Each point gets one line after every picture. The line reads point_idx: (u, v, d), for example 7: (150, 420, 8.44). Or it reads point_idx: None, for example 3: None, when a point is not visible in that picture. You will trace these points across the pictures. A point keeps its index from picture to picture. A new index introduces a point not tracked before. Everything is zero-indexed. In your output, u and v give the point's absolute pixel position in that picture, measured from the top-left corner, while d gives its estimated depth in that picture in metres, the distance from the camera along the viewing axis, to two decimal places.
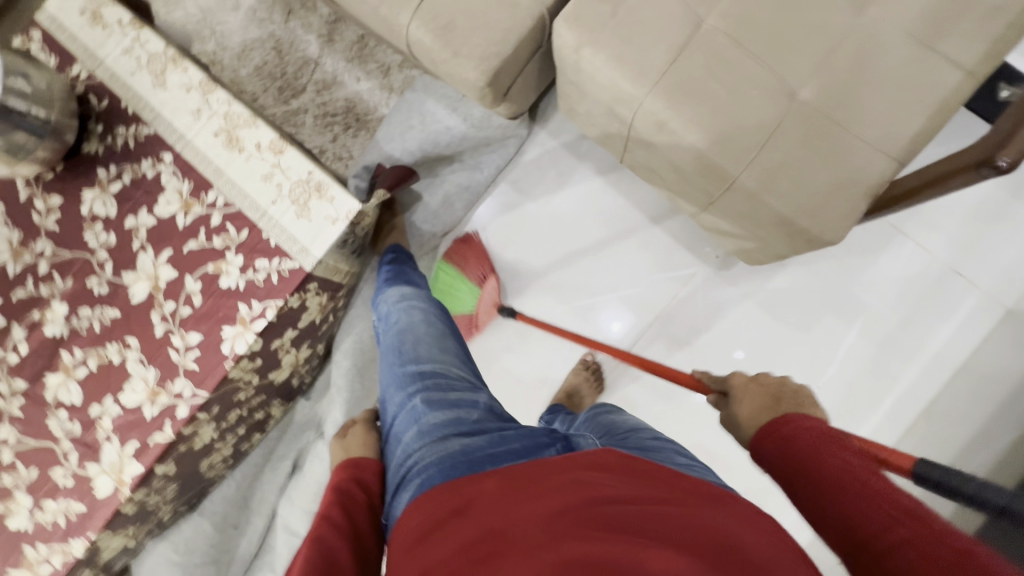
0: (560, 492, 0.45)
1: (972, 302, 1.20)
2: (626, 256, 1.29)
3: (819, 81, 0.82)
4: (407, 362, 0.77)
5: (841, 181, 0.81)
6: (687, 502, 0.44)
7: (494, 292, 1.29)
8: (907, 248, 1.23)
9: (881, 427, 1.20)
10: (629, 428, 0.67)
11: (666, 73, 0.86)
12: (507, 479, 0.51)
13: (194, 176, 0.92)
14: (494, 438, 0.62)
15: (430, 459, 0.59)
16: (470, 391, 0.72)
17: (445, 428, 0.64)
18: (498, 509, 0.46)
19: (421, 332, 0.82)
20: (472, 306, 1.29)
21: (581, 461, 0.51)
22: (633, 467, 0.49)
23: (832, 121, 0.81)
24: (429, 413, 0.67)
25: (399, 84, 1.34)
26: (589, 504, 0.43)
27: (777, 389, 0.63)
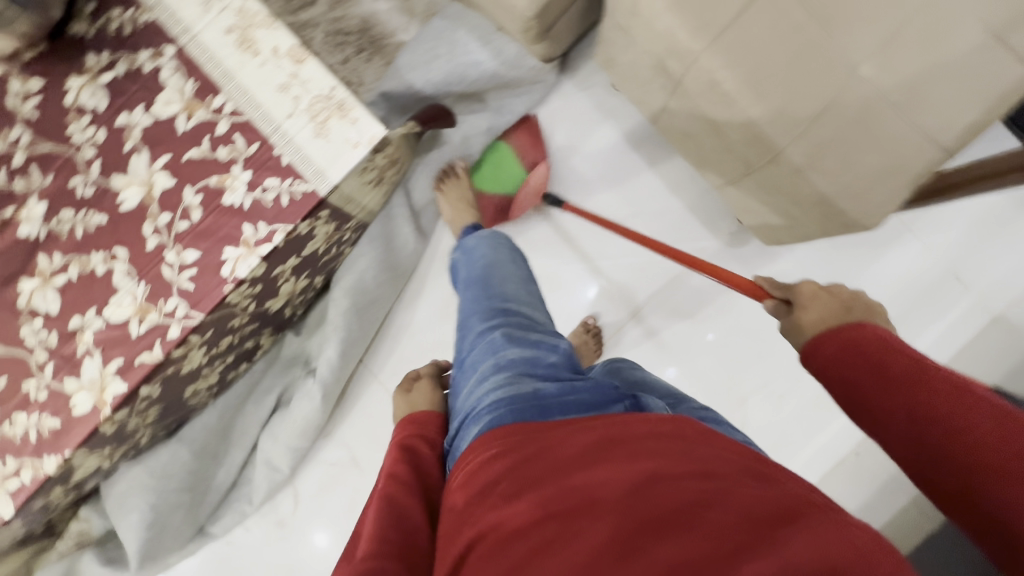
0: (649, 455, 0.44)
1: (966, 304, 1.23)
2: (641, 223, 1.25)
3: (883, 58, 0.75)
4: (493, 295, 0.74)
5: (888, 166, 0.79)
6: (778, 481, 0.43)
7: (542, 178, 1.22)
8: (915, 245, 1.24)
9: None
10: (669, 393, 0.68)
11: (729, 27, 0.81)
12: (591, 431, 0.49)
13: (199, 76, 0.83)
14: (567, 387, 0.60)
15: (504, 394, 0.58)
16: (551, 336, 0.69)
17: (523, 366, 0.62)
18: (585, 462, 0.45)
19: (508, 270, 0.79)
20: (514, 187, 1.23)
21: (661, 423, 0.49)
22: (725, 444, 0.48)
23: (888, 102, 0.76)
24: (511, 348, 0.65)
25: (421, 8, 1.25)
26: (686, 475, 0.42)
27: (848, 300, 0.59)
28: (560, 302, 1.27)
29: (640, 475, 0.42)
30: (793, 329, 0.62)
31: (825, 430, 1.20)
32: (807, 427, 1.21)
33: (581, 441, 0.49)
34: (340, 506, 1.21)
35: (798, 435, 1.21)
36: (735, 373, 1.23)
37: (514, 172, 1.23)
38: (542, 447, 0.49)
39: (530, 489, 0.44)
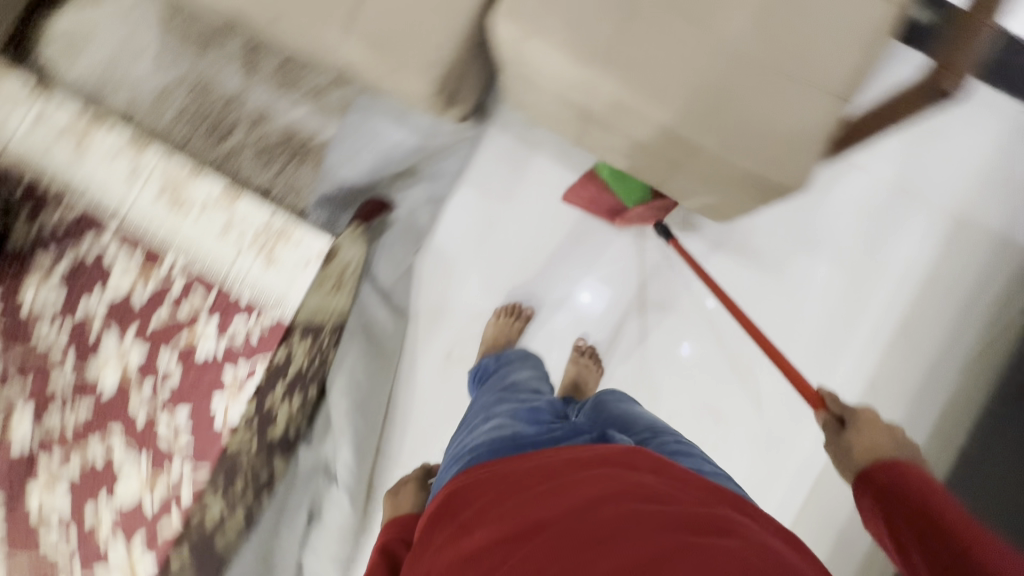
0: (586, 479, 0.55)
1: (925, 214, 1.28)
2: (601, 235, 1.30)
3: (758, 33, 0.82)
4: (503, 377, 0.88)
5: (794, 128, 0.83)
6: (695, 499, 0.53)
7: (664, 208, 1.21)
8: (857, 174, 1.29)
9: (865, 347, 1.28)
10: (647, 427, 0.72)
11: (614, 51, 0.84)
12: (544, 462, 0.60)
13: (143, 246, 0.87)
14: (542, 428, 0.70)
15: (489, 436, 0.70)
16: (543, 396, 0.80)
17: (507, 413, 0.74)
18: (534, 489, 0.56)
19: (524, 371, 0.90)
20: (632, 201, 1.20)
21: (611, 450, 0.59)
22: (661, 466, 0.58)
23: (775, 68, 0.83)
24: (504, 406, 0.77)
25: (337, 101, 1.21)
26: (612, 493, 0.53)
27: (892, 440, 0.77)
28: (547, 334, 1.32)
29: (575, 497, 0.53)
30: (842, 449, 0.83)
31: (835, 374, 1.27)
32: (816, 377, 1.28)
33: (534, 472, 0.59)
34: None
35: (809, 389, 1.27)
36: (733, 345, 1.27)
37: (641, 186, 1.19)
38: (502, 475, 0.60)
39: (492, 513, 0.55)
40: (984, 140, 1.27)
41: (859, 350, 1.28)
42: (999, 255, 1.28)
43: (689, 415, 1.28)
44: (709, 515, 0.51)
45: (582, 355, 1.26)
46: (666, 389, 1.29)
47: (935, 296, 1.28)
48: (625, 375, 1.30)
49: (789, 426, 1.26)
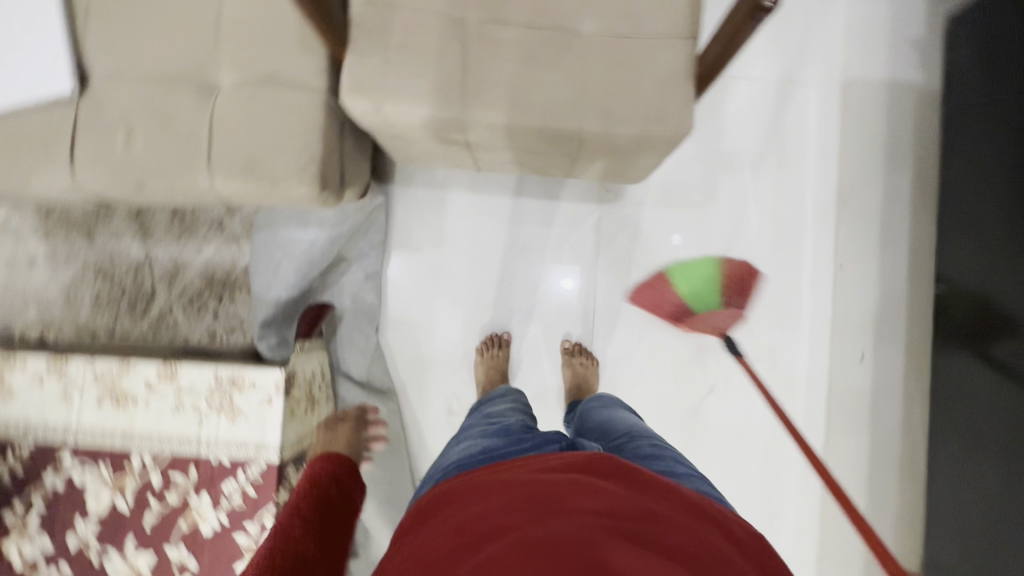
0: (549, 486, 0.57)
1: (817, 91, 1.33)
2: (545, 235, 1.33)
3: (591, 13, 0.86)
4: (483, 407, 0.94)
5: (662, 80, 0.85)
6: (652, 506, 0.57)
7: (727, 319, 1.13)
8: (741, 83, 1.33)
9: (818, 231, 1.33)
10: (622, 435, 0.84)
11: (469, 82, 0.85)
12: (511, 473, 0.62)
13: (106, 455, 0.96)
14: (511, 440, 0.75)
15: (460, 455, 0.75)
16: (520, 416, 0.87)
17: (480, 434, 0.80)
18: (500, 497, 0.57)
19: (505, 400, 0.96)
20: (700, 307, 1.13)
21: (582, 464, 0.62)
22: (624, 472, 0.62)
23: (619, 37, 0.86)
24: (477, 430, 0.83)
25: (239, 229, 1.30)
26: (572, 498, 0.55)
27: None
28: (534, 349, 1.33)
29: (538, 504, 0.55)
30: None
31: (805, 269, 1.32)
32: (790, 276, 1.32)
33: (500, 482, 0.61)
34: None
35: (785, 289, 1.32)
36: None
37: (704, 289, 1.12)
38: (471, 486, 0.62)
39: (458, 521, 0.56)
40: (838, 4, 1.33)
41: (819, 234, 1.33)
42: (896, 99, 1.33)
43: (688, 363, 1.33)
44: (663, 522, 0.55)
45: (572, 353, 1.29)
46: (658, 349, 1.34)
47: (857, 160, 1.33)
48: (618, 355, 1.34)
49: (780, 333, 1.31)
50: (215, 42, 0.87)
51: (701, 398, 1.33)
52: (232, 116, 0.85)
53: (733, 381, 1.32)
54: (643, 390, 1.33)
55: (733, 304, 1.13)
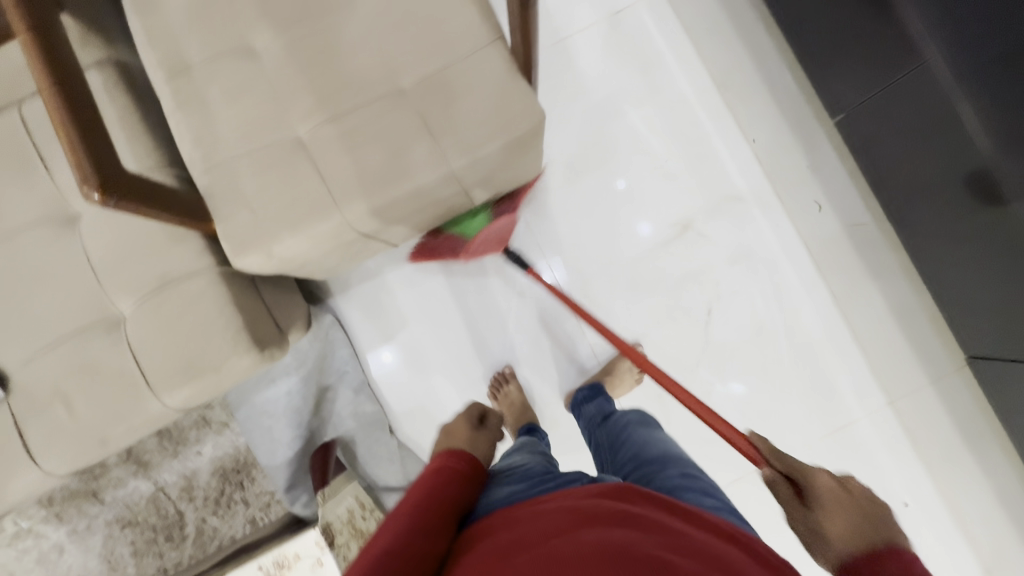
0: (579, 510, 0.62)
1: (644, 10, 1.39)
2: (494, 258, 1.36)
3: (403, 66, 0.88)
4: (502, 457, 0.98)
5: (494, 89, 0.86)
6: (671, 523, 0.60)
7: (505, 227, 1.24)
8: (578, 38, 1.39)
9: (717, 122, 1.36)
10: (658, 463, 0.84)
11: (334, 187, 0.87)
12: (549, 503, 0.66)
13: None
14: (536, 483, 0.80)
15: (483, 501, 0.78)
16: (538, 460, 0.91)
17: (503, 479, 0.84)
18: (537, 524, 0.62)
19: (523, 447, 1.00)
20: (476, 234, 1.22)
21: (617, 494, 0.66)
22: (644, 496, 0.66)
23: (437, 72, 0.88)
24: (499, 473, 0.87)
25: (223, 414, 1.30)
26: (600, 517, 0.59)
27: None
28: (538, 366, 1.35)
29: (572, 522, 0.59)
30: None
31: (726, 160, 1.36)
32: (715, 173, 1.36)
33: (534, 513, 0.65)
34: None
35: (719, 187, 1.35)
36: (647, 218, 1.36)
37: (479, 211, 1.21)
38: (510, 519, 0.65)
39: (497, 545, 0.60)
40: None
41: (719, 122, 1.37)
42: None
43: (677, 298, 1.35)
44: (684, 534, 0.58)
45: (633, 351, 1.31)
46: (644, 302, 1.35)
47: (711, 44, 1.37)
48: (613, 327, 1.35)
49: (736, 227, 1.34)
50: (98, 281, 0.87)
51: (706, 322, 1.34)
52: (149, 336, 0.86)
53: (724, 291, 1.34)
54: (652, 344, 1.34)
55: (503, 212, 1.20)
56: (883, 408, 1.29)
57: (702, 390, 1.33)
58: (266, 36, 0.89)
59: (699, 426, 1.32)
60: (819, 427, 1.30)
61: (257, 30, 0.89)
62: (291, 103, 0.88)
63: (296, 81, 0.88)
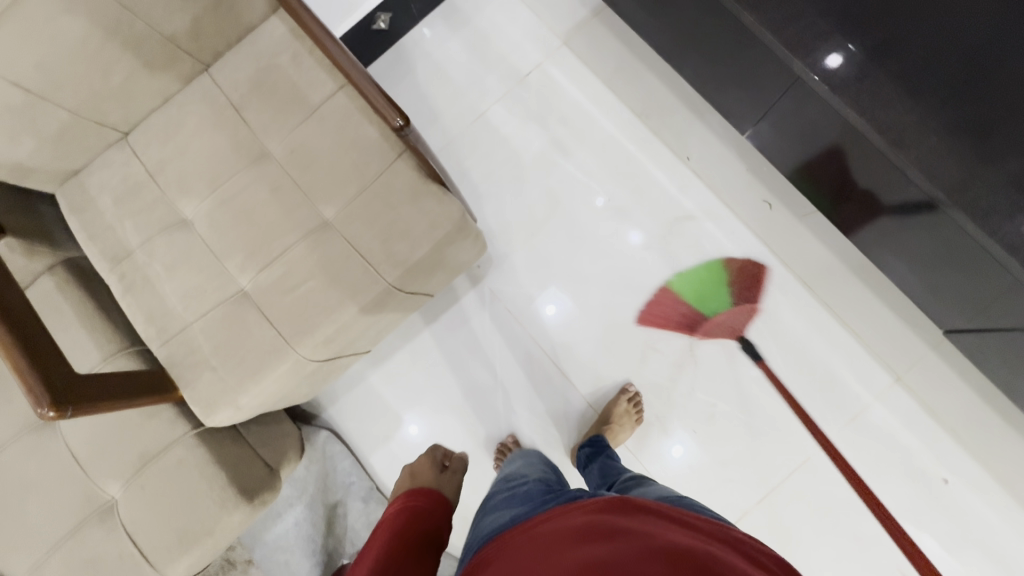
0: (566, 529, 0.61)
1: (552, 66, 1.45)
2: (471, 331, 1.39)
3: (320, 199, 0.93)
4: (505, 474, 0.97)
5: (410, 199, 0.90)
6: (660, 530, 0.58)
7: (744, 318, 1.32)
8: (498, 108, 1.46)
9: (648, 150, 1.39)
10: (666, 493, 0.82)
11: (282, 328, 0.90)
12: (547, 521, 0.65)
13: None
14: (536, 502, 0.79)
15: (490, 525, 0.79)
16: (534, 477, 0.91)
17: (505, 502, 0.84)
18: (526, 547, 0.62)
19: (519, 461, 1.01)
20: (713, 312, 1.32)
21: (616, 506, 0.64)
22: (641, 506, 0.63)
23: (353, 196, 0.92)
24: (504, 494, 0.88)
25: (243, 554, 1.31)
26: (586, 535, 0.59)
27: None
28: (536, 428, 1.35)
29: (556, 544, 0.59)
30: None
31: (667, 183, 1.38)
32: (660, 198, 1.38)
33: (526, 534, 0.65)
34: None
35: (667, 211, 1.37)
36: (606, 257, 1.38)
37: (717, 296, 1.33)
38: (511, 542, 0.65)
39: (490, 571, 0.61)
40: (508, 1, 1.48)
41: (650, 149, 1.40)
42: (609, 17, 1.43)
43: (654, 329, 1.34)
44: (668, 539, 0.56)
45: (626, 388, 1.31)
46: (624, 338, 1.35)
47: (622, 79, 1.42)
48: (602, 371, 1.35)
49: (694, 245, 1.35)
50: (84, 473, 0.91)
51: (690, 345, 1.33)
52: (140, 514, 0.88)
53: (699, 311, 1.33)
54: (643, 379, 1.34)
55: (744, 301, 1.32)
56: (891, 388, 1.26)
57: (705, 412, 1.31)
58: (193, 203, 0.95)
59: (710, 448, 1.30)
60: (831, 421, 1.27)
61: (184, 200, 0.95)
62: (227, 260, 0.93)
63: (228, 237, 0.93)
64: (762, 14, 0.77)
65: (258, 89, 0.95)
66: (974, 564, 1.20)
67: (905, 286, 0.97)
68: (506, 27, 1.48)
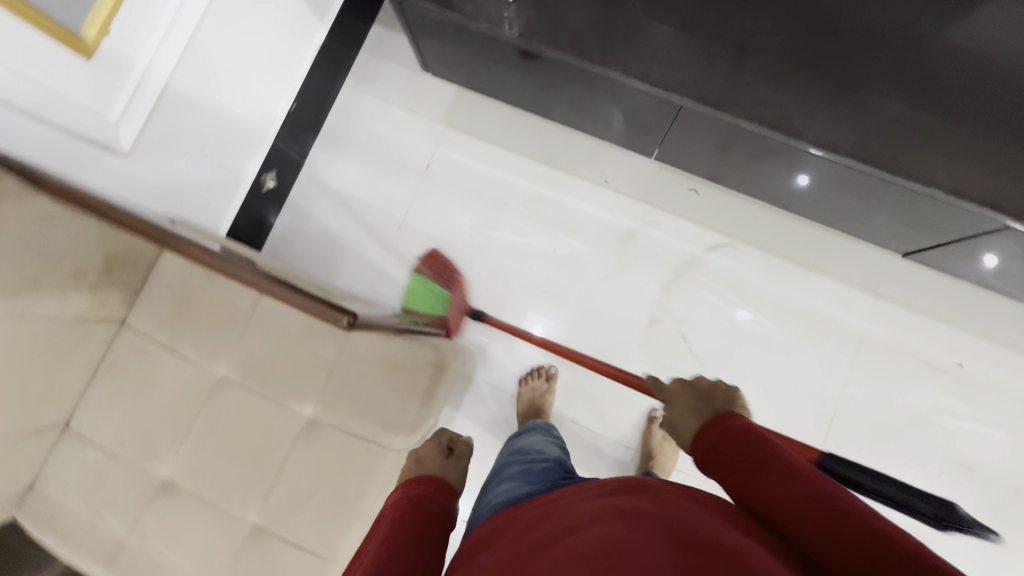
0: (578, 510, 0.58)
1: (447, 151, 1.47)
2: (486, 427, 1.36)
3: (293, 402, 0.89)
4: (519, 445, 0.93)
5: (382, 364, 0.89)
6: (681, 513, 0.54)
7: (461, 296, 1.35)
8: (415, 211, 1.47)
9: (569, 188, 1.42)
10: None
11: (313, 549, 0.85)
12: (563, 501, 0.63)
13: None
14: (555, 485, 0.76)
15: (500, 498, 0.77)
16: (553, 460, 0.86)
17: (520, 478, 0.81)
18: (533, 531, 0.59)
19: (533, 437, 0.96)
20: (436, 307, 1.33)
21: (640, 488, 0.60)
22: (664, 489, 0.60)
23: (323, 384, 0.89)
24: (510, 468, 0.85)
25: None
26: (604, 515, 0.55)
27: None
28: None
29: (569, 523, 0.56)
30: None
31: (599, 211, 1.41)
32: (598, 228, 1.41)
33: (538, 511, 0.64)
34: None
35: (610, 237, 1.40)
36: (575, 302, 1.40)
37: (433, 292, 1.33)
38: (524, 517, 0.64)
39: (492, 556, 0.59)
40: (379, 108, 1.49)
41: (570, 186, 1.42)
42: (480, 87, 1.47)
43: (650, 348, 1.36)
44: (690, 521, 0.52)
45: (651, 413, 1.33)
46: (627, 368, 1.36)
47: (515, 135, 1.45)
48: (622, 408, 1.35)
49: (649, 257, 1.39)
50: None
51: (689, 347, 1.35)
52: None
53: (682, 312, 1.36)
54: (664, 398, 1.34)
55: (450, 280, 1.35)
56: (877, 304, 1.31)
57: None
58: (167, 462, 0.88)
59: None
60: (842, 358, 1.31)
61: (155, 463, 0.88)
62: (226, 505, 0.86)
63: (216, 480, 0.87)
64: (624, 68, 0.82)
65: (186, 320, 0.91)
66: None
67: (849, 226, 1.03)
68: (389, 133, 1.48)
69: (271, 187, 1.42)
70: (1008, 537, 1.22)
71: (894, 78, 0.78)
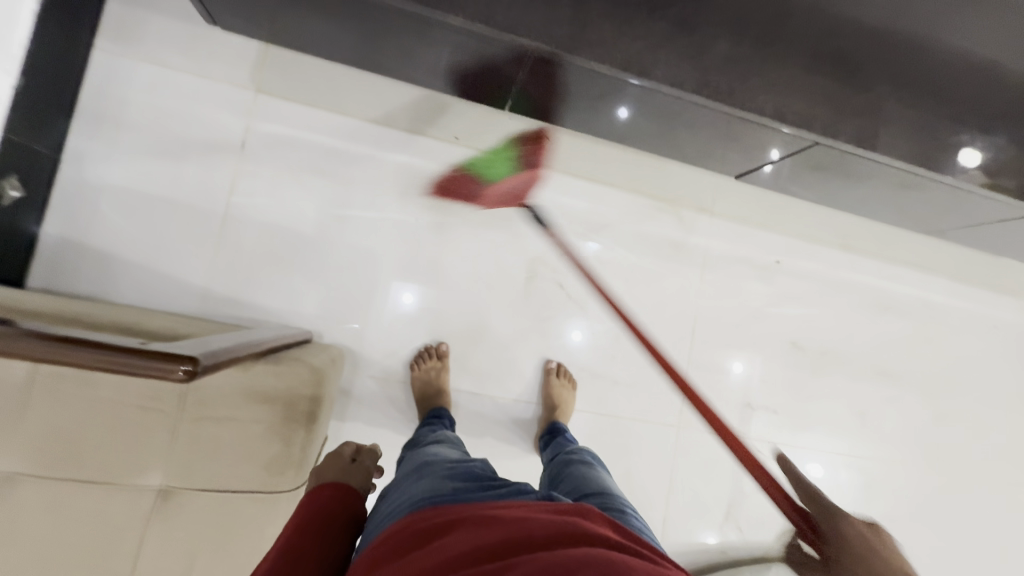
0: (534, 524, 0.57)
1: (264, 122, 1.22)
2: (380, 421, 1.26)
3: (133, 478, 0.70)
4: (439, 451, 0.87)
5: (247, 398, 0.76)
6: (631, 549, 0.57)
7: (514, 188, 1.24)
8: (239, 200, 1.22)
9: (418, 151, 1.30)
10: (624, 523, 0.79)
11: None
12: (517, 511, 0.61)
13: None
14: (483, 485, 0.73)
15: (420, 492, 0.72)
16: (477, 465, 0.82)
17: (446, 474, 0.76)
18: (481, 533, 0.56)
19: (449, 449, 0.90)
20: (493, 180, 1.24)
21: (589, 517, 0.62)
22: (607, 520, 0.63)
23: (171, 442, 0.72)
24: (425, 471, 0.79)
25: None
26: (575, 535, 0.55)
27: None
28: (498, 455, 1.33)
29: (537, 536, 0.55)
30: None
31: (455, 172, 1.32)
32: (457, 189, 1.33)
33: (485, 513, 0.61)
34: (745, 500, 1.45)
35: (472, 198, 1.34)
36: (450, 272, 1.32)
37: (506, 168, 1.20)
38: (471, 519, 0.60)
39: (433, 557, 0.54)
40: (158, 75, 1.16)
41: (419, 148, 1.30)
42: None
43: (532, 302, 1.36)
44: (643, 556, 0.56)
45: (545, 365, 1.35)
46: (513, 327, 1.35)
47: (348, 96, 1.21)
48: (516, 366, 1.35)
49: (513, 211, 1.36)
50: None
51: (567, 293, 1.38)
52: None
53: (555, 260, 1.38)
54: (554, 348, 1.37)
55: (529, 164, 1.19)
56: (713, 223, 1.47)
57: (613, 336, 1.41)
58: None
59: (633, 359, 1.42)
60: (693, 275, 1.46)
61: None
62: None
63: None
64: (462, 12, 0.74)
65: None
66: (825, 303, 1.54)
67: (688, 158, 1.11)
68: (179, 108, 1.18)
69: (19, 200, 1.06)
70: (825, 391, 1.53)
71: (724, 15, 0.84)
